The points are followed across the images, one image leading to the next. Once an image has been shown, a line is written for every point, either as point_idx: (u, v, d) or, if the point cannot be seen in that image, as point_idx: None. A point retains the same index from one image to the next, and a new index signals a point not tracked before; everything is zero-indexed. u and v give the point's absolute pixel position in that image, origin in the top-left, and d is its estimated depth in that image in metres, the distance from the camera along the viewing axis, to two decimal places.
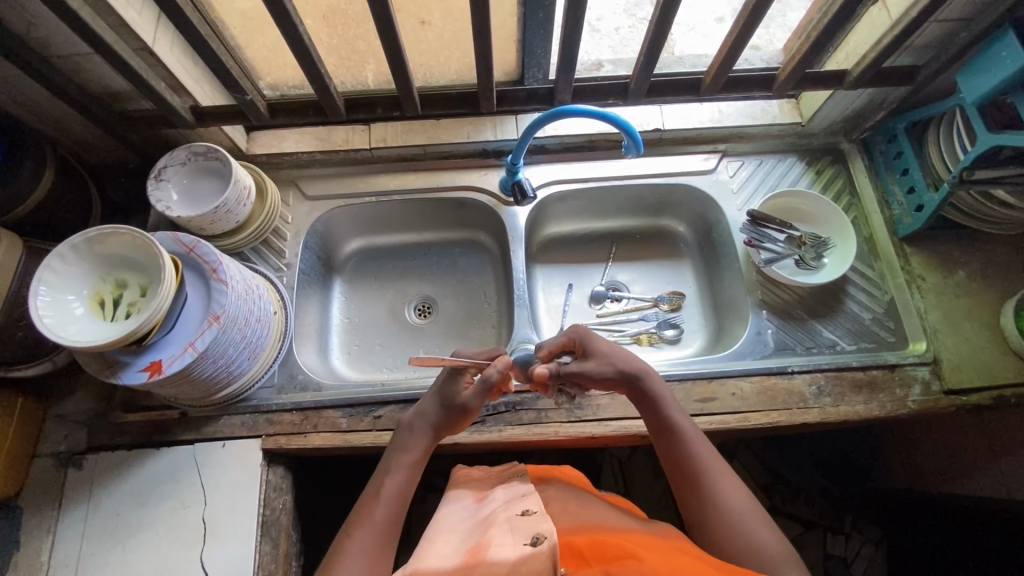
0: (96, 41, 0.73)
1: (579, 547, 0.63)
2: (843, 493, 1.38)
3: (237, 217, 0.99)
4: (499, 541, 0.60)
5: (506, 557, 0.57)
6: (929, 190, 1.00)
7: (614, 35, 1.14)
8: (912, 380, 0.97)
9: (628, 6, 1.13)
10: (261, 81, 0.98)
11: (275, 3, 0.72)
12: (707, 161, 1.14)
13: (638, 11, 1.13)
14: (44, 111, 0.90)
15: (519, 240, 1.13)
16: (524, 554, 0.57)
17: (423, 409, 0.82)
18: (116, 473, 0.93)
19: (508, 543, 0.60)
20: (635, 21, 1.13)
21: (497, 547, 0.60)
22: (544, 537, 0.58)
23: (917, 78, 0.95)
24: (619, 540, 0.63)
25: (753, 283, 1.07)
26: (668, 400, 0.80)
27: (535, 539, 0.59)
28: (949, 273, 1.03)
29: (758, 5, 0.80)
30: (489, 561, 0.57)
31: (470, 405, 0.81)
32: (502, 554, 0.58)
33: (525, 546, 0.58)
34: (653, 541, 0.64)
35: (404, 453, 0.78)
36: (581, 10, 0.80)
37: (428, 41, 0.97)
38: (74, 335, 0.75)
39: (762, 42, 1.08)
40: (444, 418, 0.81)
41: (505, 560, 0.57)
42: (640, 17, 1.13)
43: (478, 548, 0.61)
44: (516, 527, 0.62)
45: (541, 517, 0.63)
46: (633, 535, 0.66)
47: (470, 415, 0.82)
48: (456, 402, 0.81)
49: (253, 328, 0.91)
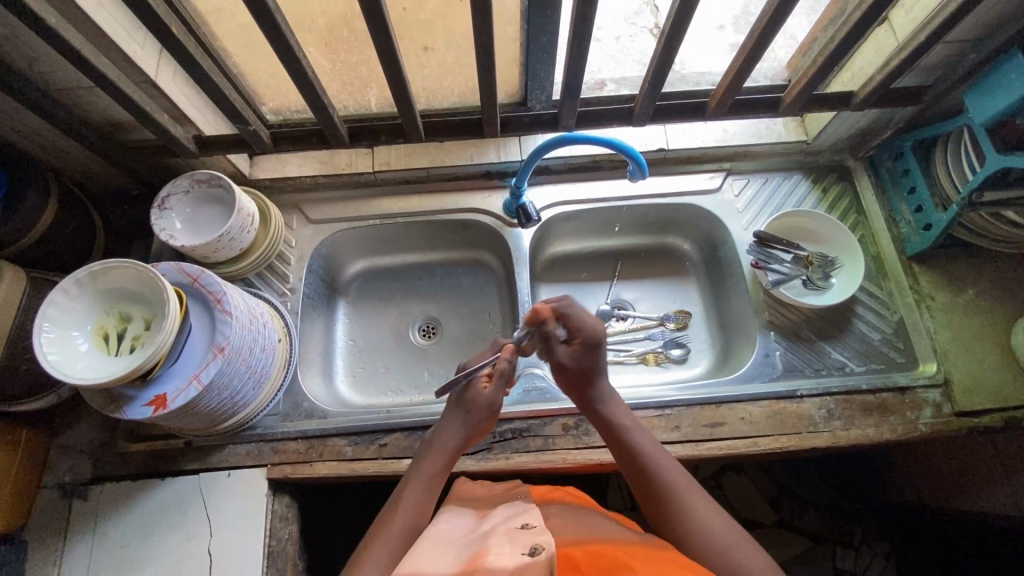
0: (101, 78, 0.73)
1: (576, 560, 0.62)
2: (853, 508, 1.36)
3: (241, 244, 0.98)
4: (497, 550, 0.60)
5: (504, 565, 0.57)
6: (937, 210, 0.99)
7: (615, 44, 1.14)
8: (923, 402, 0.97)
9: (628, 15, 1.12)
10: (263, 107, 0.98)
11: (278, 38, 0.72)
12: (711, 180, 1.14)
13: (638, 20, 1.13)
14: (47, 143, 0.90)
15: (523, 262, 1.12)
16: (521, 563, 0.57)
17: (446, 419, 0.85)
18: (121, 504, 0.93)
19: (506, 552, 0.59)
20: (635, 31, 1.13)
21: (494, 555, 0.59)
22: (542, 548, 0.59)
23: (923, 98, 0.94)
24: (614, 552, 0.63)
25: (760, 304, 1.06)
26: (632, 428, 0.82)
27: (533, 549, 0.59)
28: (958, 292, 1.02)
29: (764, 33, 0.79)
30: (488, 568, 0.57)
31: (493, 405, 0.85)
32: (499, 561, 0.58)
33: (523, 556, 0.58)
34: (649, 552, 0.64)
35: (429, 464, 0.80)
36: (585, 41, 0.80)
37: (431, 67, 0.97)
38: (79, 372, 0.75)
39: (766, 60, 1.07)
40: (467, 423, 0.84)
41: (503, 569, 0.56)
42: (641, 26, 1.13)
43: (476, 555, 0.60)
44: (514, 538, 0.62)
45: (539, 529, 0.63)
46: (628, 544, 0.66)
47: (492, 415, 0.86)
48: (478, 403, 0.84)
49: (258, 357, 0.91)
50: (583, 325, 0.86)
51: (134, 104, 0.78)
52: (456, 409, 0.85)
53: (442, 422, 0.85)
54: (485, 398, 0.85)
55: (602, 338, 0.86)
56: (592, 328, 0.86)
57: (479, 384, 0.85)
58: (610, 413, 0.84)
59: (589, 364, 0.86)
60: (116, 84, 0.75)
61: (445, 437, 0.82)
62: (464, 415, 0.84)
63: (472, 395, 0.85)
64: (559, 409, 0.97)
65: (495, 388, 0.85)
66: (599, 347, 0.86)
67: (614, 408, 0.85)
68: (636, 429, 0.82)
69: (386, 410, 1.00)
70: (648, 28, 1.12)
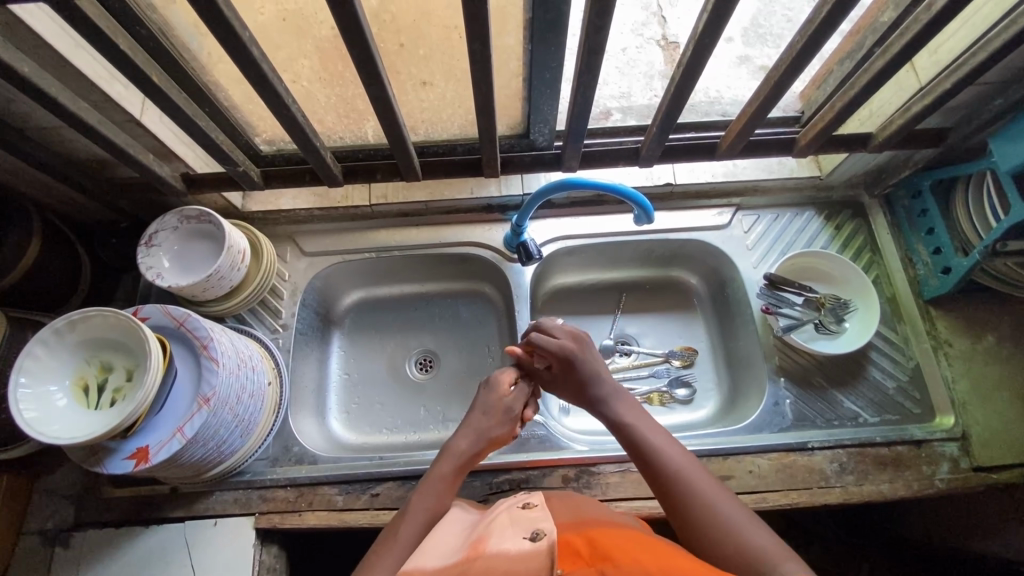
0: (81, 124, 0.70)
1: (576, 549, 0.57)
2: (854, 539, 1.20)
3: (231, 282, 0.95)
4: (499, 536, 0.57)
5: (506, 550, 0.54)
6: (957, 254, 0.94)
7: (621, 55, 1.14)
8: (939, 457, 0.92)
9: (635, 26, 1.15)
10: (256, 138, 0.93)
11: (266, 86, 0.69)
12: (720, 216, 1.10)
13: (645, 32, 1.15)
14: (30, 179, 0.87)
15: (524, 299, 1.08)
16: (523, 549, 0.54)
17: (463, 424, 0.81)
18: (102, 553, 0.89)
19: (508, 536, 0.57)
20: (641, 42, 1.14)
21: (497, 540, 0.57)
22: (543, 534, 0.56)
23: (946, 140, 0.90)
24: (615, 541, 0.57)
25: (769, 348, 1.02)
26: (636, 420, 0.77)
27: (534, 534, 0.56)
28: (978, 339, 0.98)
29: (780, 81, 0.75)
30: (489, 554, 0.54)
31: (513, 413, 0.83)
32: (501, 547, 0.54)
33: (525, 540, 0.55)
34: (652, 540, 0.59)
35: (444, 463, 0.77)
36: (590, 89, 0.76)
37: (431, 101, 0.93)
38: (57, 430, 0.71)
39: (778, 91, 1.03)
40: (487, 424, 0.81)
41: (505, 553, 0.53)
42: (648, 37, 1.15)
43: (478, 543, 0.57)
44: (517, 524, 0.59)
45: (540, 516, 0.60)
46: (632, 533, 0.62)
47: (513, 421, 0.83)
48: (498, 407, 0.82)
49: (245, 404, 0.87)
50: (552, 348, 0.83)
51: (117, 147, 0.75)
52: (477, 410, 0.82)
53: (461, 423, 0.82)
54: (507, 402, 0.83)
55: (574, 351, 0.83)
56: (560, 349, 0.83)
57: (500, 391, 0.84)
58: (609, 410, 0.79)
59: (574, 377, 0.82)
60: (97, 129, 0.71)
61: (456, 441, 0.79)
62: (483, 417, 0.81)
63: (493, 399, 0.83)
64: (560, 459, 0.93)
65: (515, 399, 0.84)
66: (572, 360, 0.82)
67: (619, 404, 0.80)
68: (637, 417, 0.77)
69: (380, 456, 0.97)
70: (655, 39, 1.13)
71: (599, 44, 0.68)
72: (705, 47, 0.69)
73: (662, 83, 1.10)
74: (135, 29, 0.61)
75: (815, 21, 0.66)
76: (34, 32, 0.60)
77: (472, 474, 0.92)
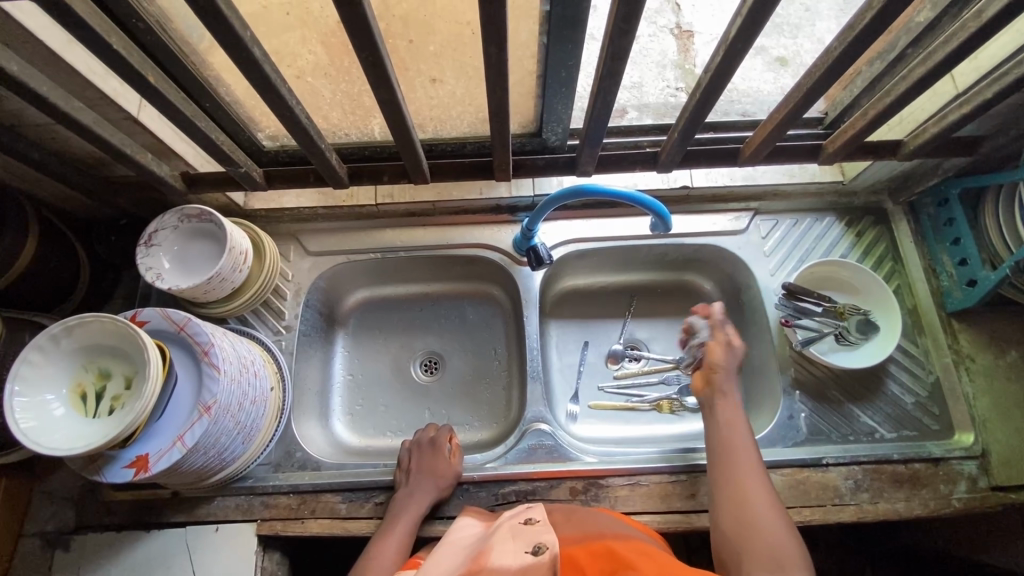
0: (77, 126, 0.67)
1: (580, 563, 0.56)
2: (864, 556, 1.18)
3: (233, 283, 0.92)
4: (500, 550, 0.55)
5: (507, 564, 0.52)
6: (983, 267, 0.91)
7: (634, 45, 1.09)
8: (957, 475, 0.90)
9: (648, 13, 1.10)
10: (258, 133, 0.89)
11: (269, 89, 0.66)
12: (736, 221, 1.06)
13: (659, 20, 1.10)
14: (25, 175, 0.84)
15: (533, 304, 1.05)
16: (524, 563, 0.52)
17: (419, 473, 0.88)
18: (102, 557, 0.88)
19: (509, 551, 0.55)
20: (654, 31, 1.10)
21: (497, 555, 0.54)
22: (546, 547, 0.53)
23: (979, 149, 0.86)
24: (620, 553, 0.57)
25: (785, 358, 0.99)
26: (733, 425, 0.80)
27: (535, 548, 0.54)
28: (1000, 354, 0.96)
29: (811, 90, 0.71)
30: (490, 568, 0.51)
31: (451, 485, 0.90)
32: (502, 562, 0.52)
33: (527, 555, 0.53)
34: (656, 555, 0.57)
35: (418, 496, 0.86)
36: (611, 95, 0.72)
37: (440, 98, 0.89)
38: (54, 440, 0.70)
39: (790, 55, 1.04)
40: (433, 488, 0.88)
41: (506, 569, 0.51)
42: (661, 25, 1.10)
43: (479, 557, 0.55)
44: (518, 538, 0.58)
45: (542, 529, 0.58)
46: (638, 546, 0.60)
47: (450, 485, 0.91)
48: (443, 466, 0.90)
49: (247, 410, 0.85)
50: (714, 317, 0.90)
51: (114, 147, 0.73)
52: (425, 463, 0.89)
53: (416, 458, 0.91)
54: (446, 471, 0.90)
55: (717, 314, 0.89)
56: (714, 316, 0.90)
57: (443, 454, 0.91)
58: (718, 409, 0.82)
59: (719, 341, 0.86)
60: (92, 130, 0.69)
61: (420, 492, 0.86)
62: (433, 469, 0.89)
63: (438, 459, 0.90)
64: (567, 471, 0.91)
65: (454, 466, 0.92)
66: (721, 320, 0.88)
67: (728, 379, 0.83)
68: (720, 397, 0.82)
69: (385, 463, 0.96)
70: (669, 28, 1.09)
71: (623, 48, 0.64)
72: (736, 53, 0.65)
73: (675, 74, 1.06)
74: (132, 25, 0.58)
75: (854, 29, 0.62)
76: (25, 30, 0.58)
77: (478, 485, 0.91)
